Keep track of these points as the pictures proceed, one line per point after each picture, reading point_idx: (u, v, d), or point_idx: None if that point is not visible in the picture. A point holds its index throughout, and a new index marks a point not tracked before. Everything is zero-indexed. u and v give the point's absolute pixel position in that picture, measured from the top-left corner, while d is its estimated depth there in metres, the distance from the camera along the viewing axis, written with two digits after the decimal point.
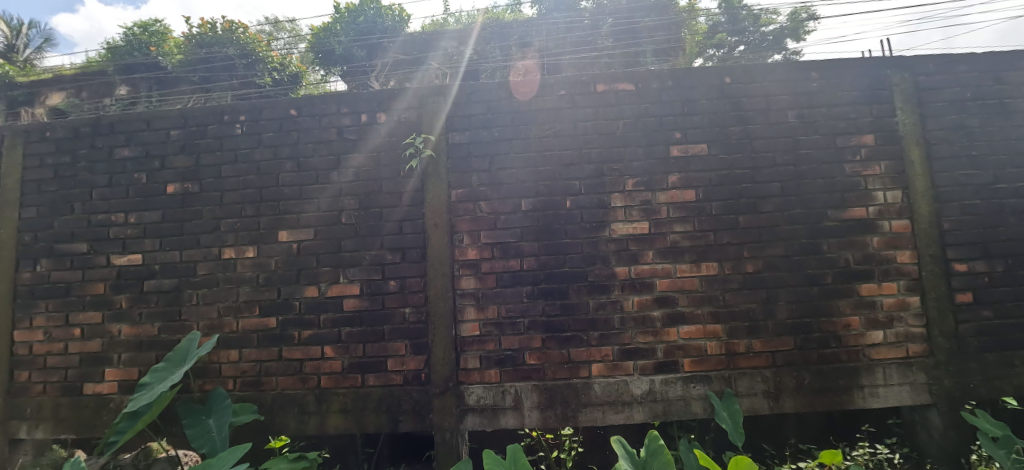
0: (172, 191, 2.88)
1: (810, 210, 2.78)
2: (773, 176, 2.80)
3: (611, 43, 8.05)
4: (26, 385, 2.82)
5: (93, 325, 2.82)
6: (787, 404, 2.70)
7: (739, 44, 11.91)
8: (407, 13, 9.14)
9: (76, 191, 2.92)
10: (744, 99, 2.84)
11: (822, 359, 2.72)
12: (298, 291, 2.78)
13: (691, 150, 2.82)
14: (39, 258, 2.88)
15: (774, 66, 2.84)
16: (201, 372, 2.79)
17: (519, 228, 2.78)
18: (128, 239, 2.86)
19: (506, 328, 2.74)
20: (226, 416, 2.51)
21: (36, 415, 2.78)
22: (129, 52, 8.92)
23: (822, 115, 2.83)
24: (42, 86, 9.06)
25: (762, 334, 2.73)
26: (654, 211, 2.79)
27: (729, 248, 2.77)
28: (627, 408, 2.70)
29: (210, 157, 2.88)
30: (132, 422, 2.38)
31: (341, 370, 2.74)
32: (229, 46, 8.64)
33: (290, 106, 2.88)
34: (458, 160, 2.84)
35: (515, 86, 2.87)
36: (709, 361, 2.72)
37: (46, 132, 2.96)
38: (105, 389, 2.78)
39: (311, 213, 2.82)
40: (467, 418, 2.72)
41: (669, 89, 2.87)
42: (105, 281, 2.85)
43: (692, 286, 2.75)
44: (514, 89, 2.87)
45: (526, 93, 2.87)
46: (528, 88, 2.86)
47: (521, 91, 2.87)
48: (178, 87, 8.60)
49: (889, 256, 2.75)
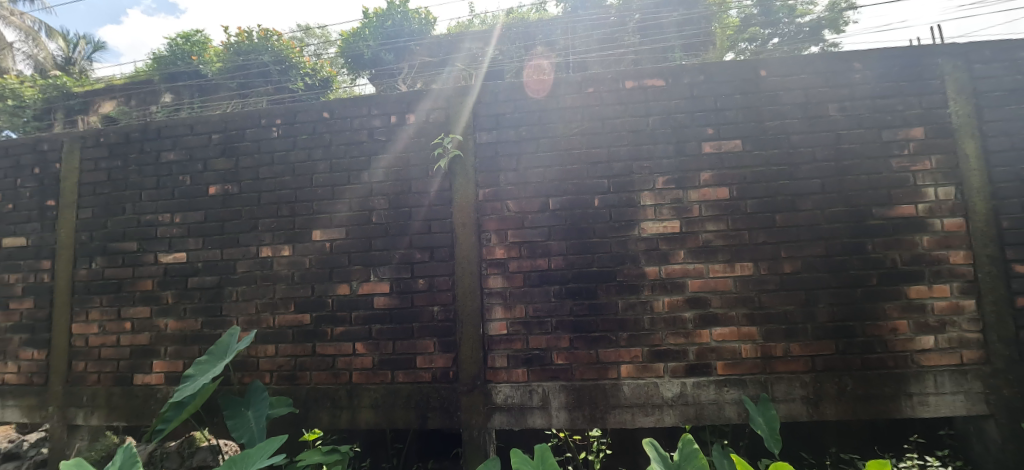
0: (213, 192, 3.01)
1: (852, 208, 2.65)
2: (812, 172, 2.69)
3: (637, 40, 7.88)
4: (82, 374, 3.01)
5: (142, 319, 2.99)
6: (827, 411, 2.59)
7: (774, 36, 11.23)
8: (433, 16, 9.39)
9: (127, 193, 3.09)
10: (780, 93, 2.75)
11: (867, 365, 2.59)
12: (330, 289, 2.86)
13: (724, 147, 2.74)
14: (94, 257, 3.08)
15: (813, 58, 2.73)
16: (241, 365, 2.91)
17: (547, 227, 2.77)
18: (173, 238, 3.02)
19: (534, 327, 2.74)
20: (263, 408, 2.62)
21: (91, 402, 2.97)
22: (172, 62, 9.36)
23: (866, 107, 2.69)
24: (95, 95, 9.78)
25: (800, 337, 2.63)
26: (686, 210, 2.73)
27: (764, 248, 2.68)
28: (658, 411, 2.65)
29: (249, 160, 3.00)
30: (178, 411, 2.52)
31: (372, 366, 2.81)
32: (264, 53, 8.82)
33: (323, 109, 2.97)
34: (485, 159, 2.86)
35: (530, 84, 2.87)
36: (744, 364, 2.64)
37: (100, 138, 3.15)
38: (153, 380, 2.93)
39: (342, 213, 2.89)
40: (495, 416, 2.73)
41: (701, 84, 2.79)
42: (153, 277, 3.01)
43: (726, 287, 2.68)
44: (531, 89, 2.86)
45: (543, 92, 2.86)
46: (543, 86, 2.85)
47: (537, 88, 2.86)
48: (217, 93, 8.97)
49: (941, 256, 2.59)
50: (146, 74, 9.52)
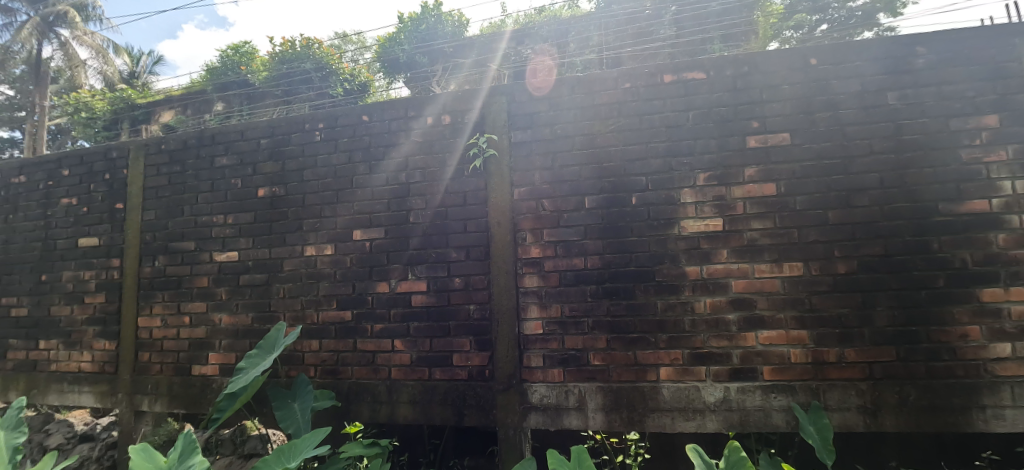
0: (262, 195, 3.17)
1: (915, 203, 2.46)
2: (870, 166, 2.51)
3: (674, 32, 7.61)
4: (147, 364, 3.25)
5: (199, 313, 3.19)
6: (886, 422, 2.41)
7: (823, 22, 10.71)
8: (465, 18, 9.51)
9: (185, 196, 3.31)
10: (833, 81, 2.58)
11: (932, 373, 2.40)
12: (371, 287, 2.95)
13: (771, 141, 2.61)
14: (156, 255, 3.32)
15: (869, 43, 2.55)
16: (288, 359, 3.05)
17: (583, 226, 2.74)
18: (226, 237, 3.20)
19: (570, 327, 2.71)
20: (308, 400, 2.74)
21: (155, 390, 3.20)
22: (223, 72, 10.04)
23: (931, 95, 2.48)
24: (157, 105, 10.55)
25: (856, 342, 2.46)
26: (729, 207, 2.62)
27: (816, 247, 2.53)
28: (699, 416, 2.56)
29: (294, 163, 3.14)
30: (232, 401, 2.65)
31: (410, 363, 2.87)
32: (306, 60, 9.26)
33: (362, 112, 3.06)
34: (519, 158, 2.86)
35: (534, 83, 2.87)
36: (793, 369, 2.50)
37: (162, 145, 3.39)
38: (209, 371, 3.13)
39: (382, 214, 2.97)
40: (531, 415, 2.73)
41: (745, 75, 2.67)
42: (208, 275, 3.21)
43: (773, 288, 2.54)
44: (535, 87, 2.87)
45: (544, 90, 2.86)
46: (547, 85, 2.85)
47: (539, 87, 2.86)
48: (264, 102, 9.49)
49: (1020, 256, 2.35)
50: (200, 85, 10.20)
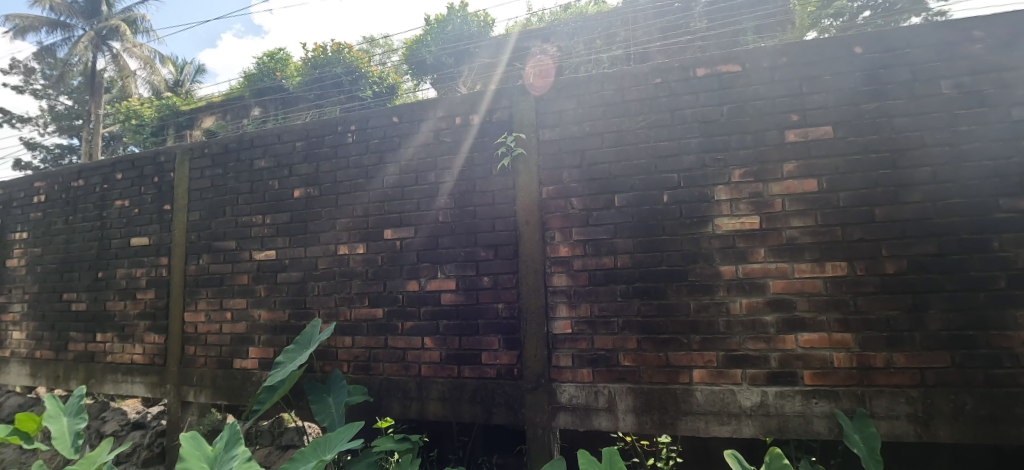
0: (298, 195, 3.27)
1: (972, 199, 2.29)
2: (921, 159, 2.35)
3: (704, 25, 7.40)
4: (193, 357, 3.42)
5: (240, 310, 3.33)
6: (939, 432, 2.26)
7: (865, 9, 9.92)
8: (491, 19, 9.60)
9: (227, 197, 3.45)
10: (880, 70, 2.43)
11: (991, 381, 2.23)
12: (401, 285, 2.99)
13: (812, 134, 2.49)
14: (201, 254, 3.48)
15: (920, 28, 2.39)
16: (323, 355, 3.14)
17: (612, 224, 2.69)
18: (264, 237, 3.32)
19: (599, 327, 2.67)
20: (342, 395, 2.81)
21: (199, 382, 3.36)
22: (260, 78, 10.49)
23: (990, 82, 2.31)
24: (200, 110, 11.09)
25: (906, 346, 2.31)
26: (766, 204, 2.51)
27: (861, 245, 2.39)
28: (734, 420, 2.47)
29: (328, 164, 3.22)
30: (270, 394, 2.75)
31: (440, 360, 2.89)
32: (338, 65, 9.60)
33: (392, 113, 3.11)
34: (547, 156, 2.83)
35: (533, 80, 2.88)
36: (836, 374, 2.37)
37: (205, 149, 3.55)
38: (249, 364, 3.26)
39: (412, 213, 3.01)
40: (560, 415, 2.70)
41: (783, 66, 2.55)
42: (248, 273, 3.34)
43: (814, 288, 2.42)
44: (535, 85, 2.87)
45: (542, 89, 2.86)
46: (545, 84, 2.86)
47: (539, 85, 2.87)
48: (299, 107, 9.87)
49: None
50: (241, 90, 10.64)
